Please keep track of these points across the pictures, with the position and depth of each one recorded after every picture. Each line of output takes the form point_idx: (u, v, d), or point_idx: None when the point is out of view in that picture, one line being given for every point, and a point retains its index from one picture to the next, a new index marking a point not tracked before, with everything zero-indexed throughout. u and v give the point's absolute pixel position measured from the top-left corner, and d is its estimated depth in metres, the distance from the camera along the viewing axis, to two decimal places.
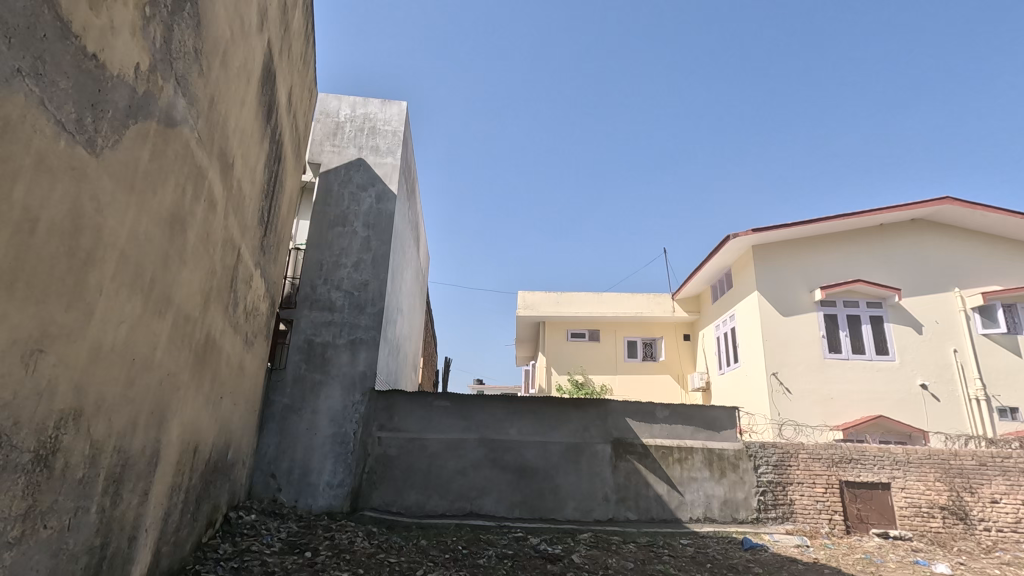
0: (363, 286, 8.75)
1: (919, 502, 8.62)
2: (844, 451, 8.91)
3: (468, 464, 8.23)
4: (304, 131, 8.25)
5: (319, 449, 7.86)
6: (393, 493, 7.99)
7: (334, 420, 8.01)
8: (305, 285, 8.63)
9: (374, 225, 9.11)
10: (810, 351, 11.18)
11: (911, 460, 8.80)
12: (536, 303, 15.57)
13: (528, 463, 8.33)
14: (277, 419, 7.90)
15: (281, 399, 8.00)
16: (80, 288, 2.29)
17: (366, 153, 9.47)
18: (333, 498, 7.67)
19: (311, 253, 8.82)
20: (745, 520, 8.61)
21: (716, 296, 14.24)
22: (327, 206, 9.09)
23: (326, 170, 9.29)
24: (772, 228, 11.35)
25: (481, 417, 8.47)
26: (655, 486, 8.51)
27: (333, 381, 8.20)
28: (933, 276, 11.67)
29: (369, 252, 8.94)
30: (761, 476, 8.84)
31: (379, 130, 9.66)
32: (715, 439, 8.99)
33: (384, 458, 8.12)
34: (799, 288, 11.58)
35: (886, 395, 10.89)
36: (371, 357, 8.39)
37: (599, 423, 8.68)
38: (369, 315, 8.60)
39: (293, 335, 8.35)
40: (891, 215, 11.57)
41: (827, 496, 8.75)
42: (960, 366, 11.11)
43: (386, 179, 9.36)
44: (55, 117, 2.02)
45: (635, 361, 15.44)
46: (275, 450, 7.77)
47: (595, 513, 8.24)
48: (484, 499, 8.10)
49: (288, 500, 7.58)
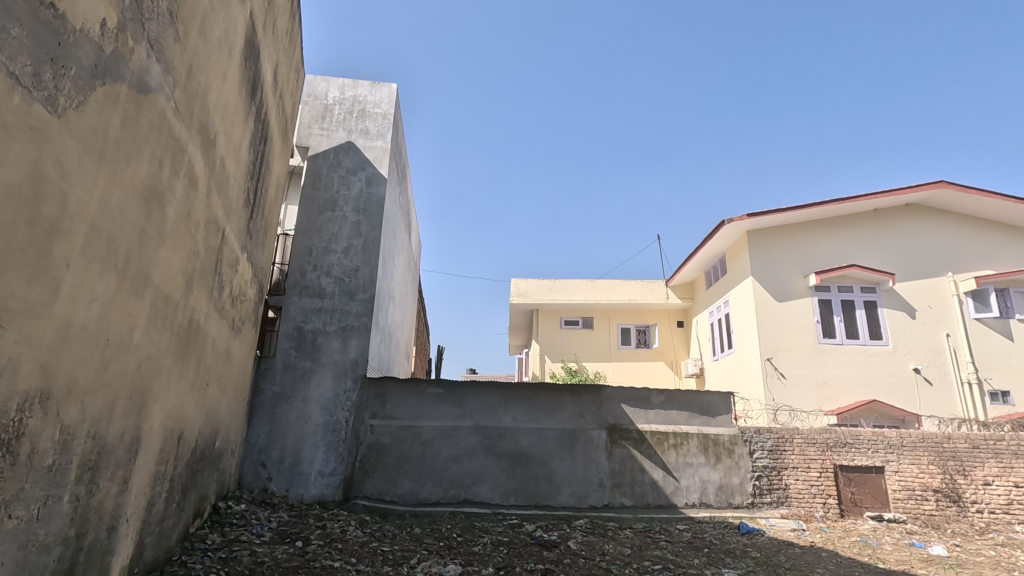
0: (353, 272, 8.58)
1: (913, 486, 8.64)
2: (838, 435, 8.91)
3: (461, 452, 8.13)
4: (291, 113, 8.02)
5: (310, 437, 7.72)
6: (386, 481, 7.88)
7: (325, 408, 7.87)
8: (294, 271, 8.45)
9: (364, 210, 8.91)
10: (805, 337, 11.16)
11: (905, 444, 8.81)
12: (529, 290, 15.45)
13: (522, 450, 8.25)
14: (267, 408, 7.75)
15: (271, 387, 7.85)
16: (43, 260, 2.12)
17: (356, 136, 9.26)
18: (325, 487, 7.55)
19: (300, 239, 8.63)
20: (740, 505, 8.60)
21: (710, 282, 14.18)
22: (316, 190, 8.89)
23: (315, 153, 9.06)
24: (766, 213, 11.26)
25: (475, 404, 8.37)
26: (650, 471, 8.47)
27: (324, 369, 8.05)
28: (927, 261, 11.66)
29: (359, 237, 8.76)
30: (756, 461, 8.83)
31: (368, 112, 9.44)
32: (710, 425, 8.96)
33: (377, 446, 8.01)
34: (793, 274, 11.54)
35: (880, 379, 10.90)
36: (363, 343, 8.24)
37: (594, 409, 8.61)
38: (360, 301, 8.44)
39: (282, 323, 8.18)
40: (885, 200, 11.52)
41: (822, 480, 8.75)
42: (953, 350, 11.13)
43: (376, 163, 9.16)
44: (8, 69, 1.86)
45: (629, 348, 15.40)
46: (265, 439, 7.62)
47: (591, 499, 8.18)
48: (478, 486, 8.01)
49: (279, 489, 7.45)
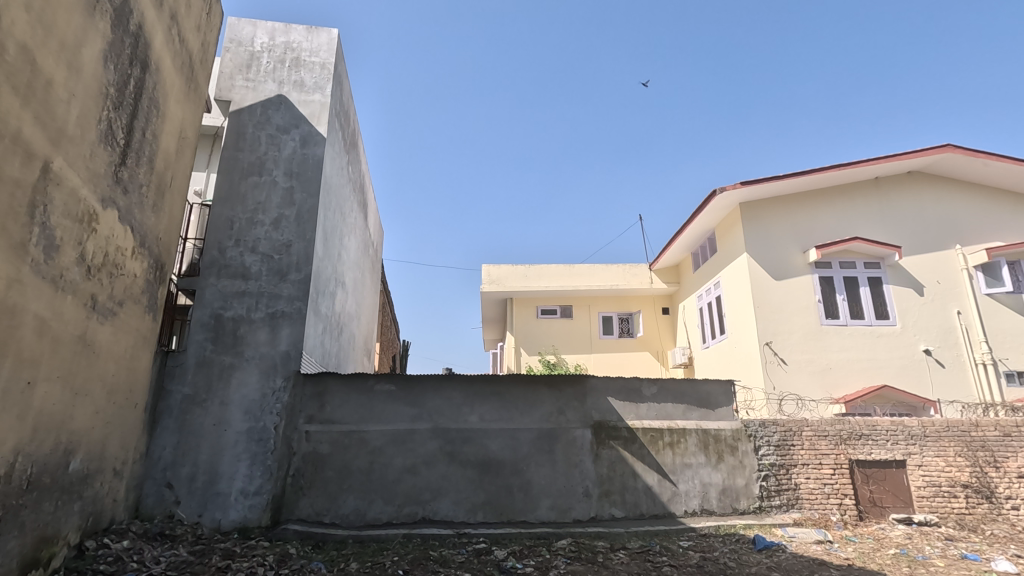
0: (284, 248, 7.11)
1: (939, 481, 7.56)
2: (852, 426, 7.80)
3: (418, 461, 6.75)
4: (201, 54, 6.56)
5: (230, 449, 6.25)
6: (325, 499, 6.47)
7: (248, 412, 6.40)
8: (210, 247, 6.96)
9: (297, 174, 7.45)
10: (806, 318, 10.08)
11: (928, 434, 7.73)
12: (501, 277, 14.10)
13: (491, 456, 6.91)
14: (175, 414, 6.27)
15: (181, 389, 6.37)
16: None
17: (289, 88, 7.79)
18: (248, 510, 6.08)
19: (218, 209, 7.13)
20: (746, 510, 7.44)
21: (697, 264, 13.06)
22: (240, 151, 7.40)
23: (238, 108, 7.56)
24: (762, 181, 10.10)
25: (435, 403, 7.00)
26: (643, 476, 7.22)
27: (248, 364, 6.58)
28: (933, 233, 10.68)
29: (292, 206, 7.30)
30: (763, 459, 7.67)
31: (304, 62, 7.95)
32: (709, 419, 7.78)
33: (314, 457, 6.60)
34: (791, 250, 10.47)
35: (889, 363, 9.87)
36: (296, 333, 6.79)
37: (576, 404, 7.33)
38: (292, 283, 6.99)
39: (195, 310, 6.69)
40: (889, 166, 10.48)
41: (837, 478, 7.63)
42: (965, 329, 10.14)
43: (313, 120, 7.71)
44: None
45: (612, 338, 14.20)
46: (172, 453, 6.15)
47: (574, 512, 6.88)
48: (439, 501, 6.66)
49: (188, 515, 5.98)
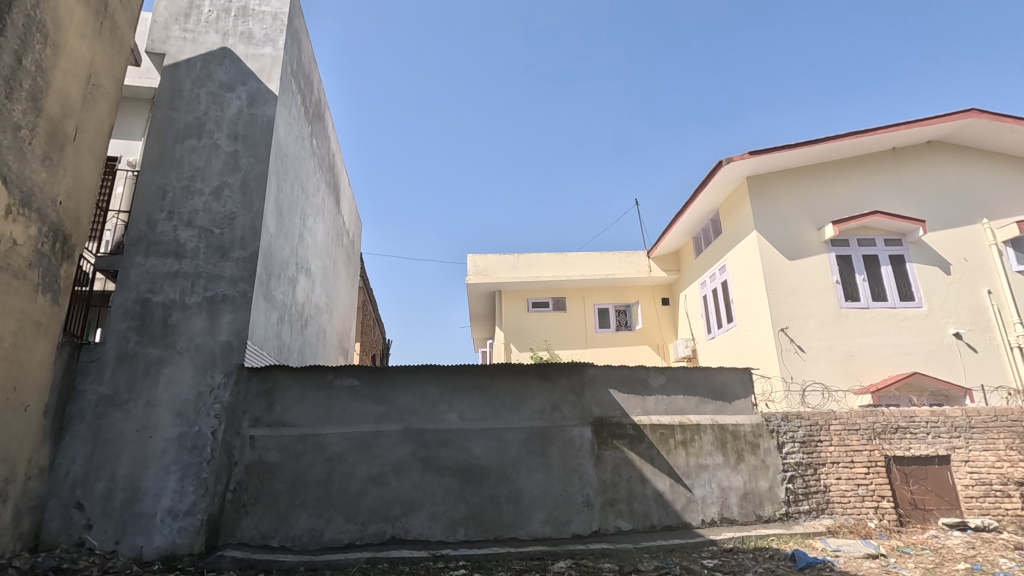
0: (226, 221, 6.02)
1: (989, 479, 6.59)
2: (887, 418, 6.80)
3: (386, 469, 5.68)
4: None
5: (155, 460, 5.14)
6: (273, 519, 5.39)
7: (180, 415, 5.29)
8: (138, 221, 5.87)
9: (243, 137, 6.38)
10: (824, 299, 9.13)
11: (974, 426, 6.76)
12: (489, 267, 13.11)
13: (474, 461, 5.85)
14: (88, 419, 5.17)
15: (97, 389, 5.27)
16: None
17: (234, 40, 6.72)
18: (174, 534, 4.98)
19: (147, 176, 6.05)
20: (772, 518, 6.42)
21: (700, 249, 12.11)
22: (175, 111, 6.33)
23: (174, 62, 6.49)
24: (773, 151, 9.11)
25: (406, 400, 5.94)
26: (653, 481, 6.20)
27: (180, 358, 5.47)
28: (957, 206, 9.75)
29: (236, 173, 6.21)
30: (787, 458, 6.67)
31: (253, 11, 6.88)
32: (726, 413, 6.77)
33: (260, 467, 5.51)
34: (805, 228, 9.52)
35: (917, 348, 8.93)
36: (239, 321, 5.68)
37: (573, 399, 6.28)
38: (235, 262, 5.88)
39: (117, 294, 5.59)
40: (910, 134, 9.55)
41: (871, 478, 6.63)
42: (998, 310, 9.19)
43: (261, 76, 6.63)
44: None
45: (609, 332, 13.20)
46: (84, 467, 5.05)
47: (574, 526, 5.84)
48: (412, 517, 5.60)
49: (102, 543, 4.87)
